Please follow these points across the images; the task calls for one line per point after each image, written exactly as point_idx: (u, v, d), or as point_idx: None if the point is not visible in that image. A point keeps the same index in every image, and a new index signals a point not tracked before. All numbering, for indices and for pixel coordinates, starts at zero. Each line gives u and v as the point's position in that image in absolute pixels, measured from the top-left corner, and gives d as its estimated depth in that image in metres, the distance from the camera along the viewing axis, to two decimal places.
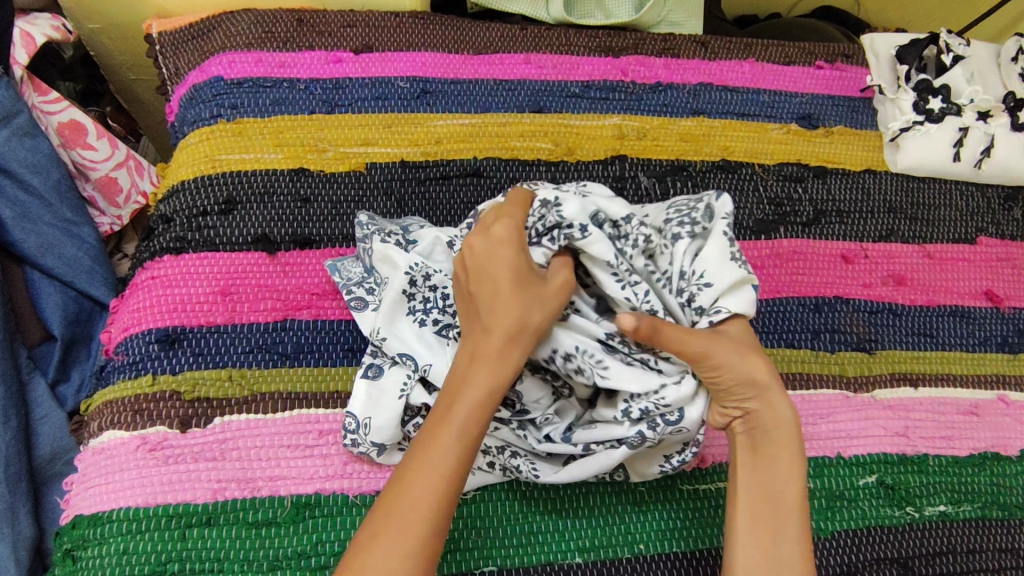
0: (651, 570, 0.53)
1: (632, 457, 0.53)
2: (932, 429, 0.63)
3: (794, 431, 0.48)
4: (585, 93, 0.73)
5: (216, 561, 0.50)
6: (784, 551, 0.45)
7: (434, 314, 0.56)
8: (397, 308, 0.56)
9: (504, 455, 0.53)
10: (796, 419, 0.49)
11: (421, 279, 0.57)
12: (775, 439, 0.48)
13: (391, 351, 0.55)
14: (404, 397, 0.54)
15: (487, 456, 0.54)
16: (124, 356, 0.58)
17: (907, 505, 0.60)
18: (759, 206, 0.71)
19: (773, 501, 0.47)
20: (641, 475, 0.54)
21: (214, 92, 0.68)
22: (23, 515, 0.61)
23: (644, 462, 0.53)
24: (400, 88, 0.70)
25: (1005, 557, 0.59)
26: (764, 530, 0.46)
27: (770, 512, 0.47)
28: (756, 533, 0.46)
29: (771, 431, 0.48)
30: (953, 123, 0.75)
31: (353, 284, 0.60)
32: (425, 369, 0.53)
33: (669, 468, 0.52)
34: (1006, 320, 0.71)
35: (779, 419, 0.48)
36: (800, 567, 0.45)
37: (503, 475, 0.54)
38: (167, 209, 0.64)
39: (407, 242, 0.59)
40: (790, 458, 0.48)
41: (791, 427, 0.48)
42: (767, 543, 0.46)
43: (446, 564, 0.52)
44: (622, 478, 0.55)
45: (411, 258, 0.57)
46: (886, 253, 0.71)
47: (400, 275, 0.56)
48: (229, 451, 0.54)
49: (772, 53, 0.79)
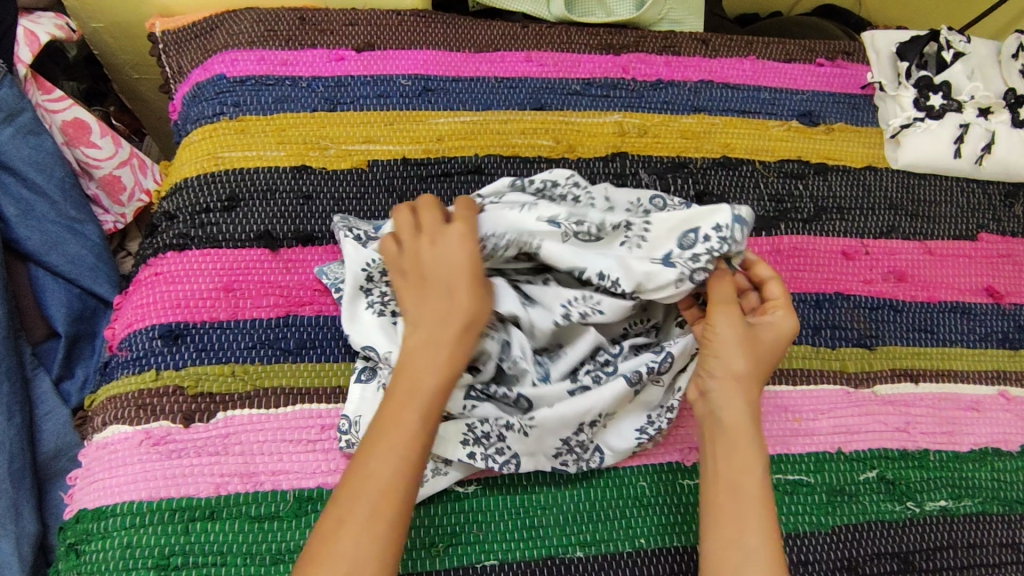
0: (651, 564, 0.53)
1: (603, 429, 0.56)
2: (933, 424, 0.63)
3: (751, 425, 0.48)
4: (586, 91, 0.73)
5: (219, 554, 0.51)
6: (749, 540, 0.44)
7: (391, 306, 0.57)
8: (355, 302, 0.58)
9: (496, 426, 0.53)
10: (754, 414, 0.49)
11: (377, 275, 0.58)
12: (736, 429, 0.48)
13: (357, 346, 0.56)
14: (384, 390, 0.55)
15: (470, 444, 0.53)
16: (127, 352, 0.58)
17: (908, 500, 0.60)
18: (759, 203, 0.71)
19: (735, 493, 0.46)
20: (615, 453, 0.55)
21: (217, 90, 0.68)
22: (27, 511, 0.61)
23: (618, 437, 0.56)
24: (402, 85, 0.70)
25: (1005, 552, 0.59)
26: (725, 523, 0.45)
27: (730, 504, 0.46)
28: (721, 527, 0.45)
29: (724, 425, 0.48)
30: (954, 120, 0.75)
31: (339, 282, 0.60)
32: (386, 358, 0.54)
33: (646, 436, 0.56)
34: (1007, 315, 0.71)
35: (735, 410, 0.48)
36: (767, 562, 0.43)
37: (484, 466, 0.53)
38: (171, 206, 0.64)
39: (372, 236, 0.60)
40: (744, 442, 0.48)
41: (746, 415, 0.48)
42: (728, 535, 0.45)
43: (448, 558, 0.52)
44: (599, 462, 0.55)
45: (369, 253, 0.58)
46: (886, 249, 0.71)
47: (357, 270, 0.58)
48: (232, 445, 0.55)
49: (773, 51, 0.80)
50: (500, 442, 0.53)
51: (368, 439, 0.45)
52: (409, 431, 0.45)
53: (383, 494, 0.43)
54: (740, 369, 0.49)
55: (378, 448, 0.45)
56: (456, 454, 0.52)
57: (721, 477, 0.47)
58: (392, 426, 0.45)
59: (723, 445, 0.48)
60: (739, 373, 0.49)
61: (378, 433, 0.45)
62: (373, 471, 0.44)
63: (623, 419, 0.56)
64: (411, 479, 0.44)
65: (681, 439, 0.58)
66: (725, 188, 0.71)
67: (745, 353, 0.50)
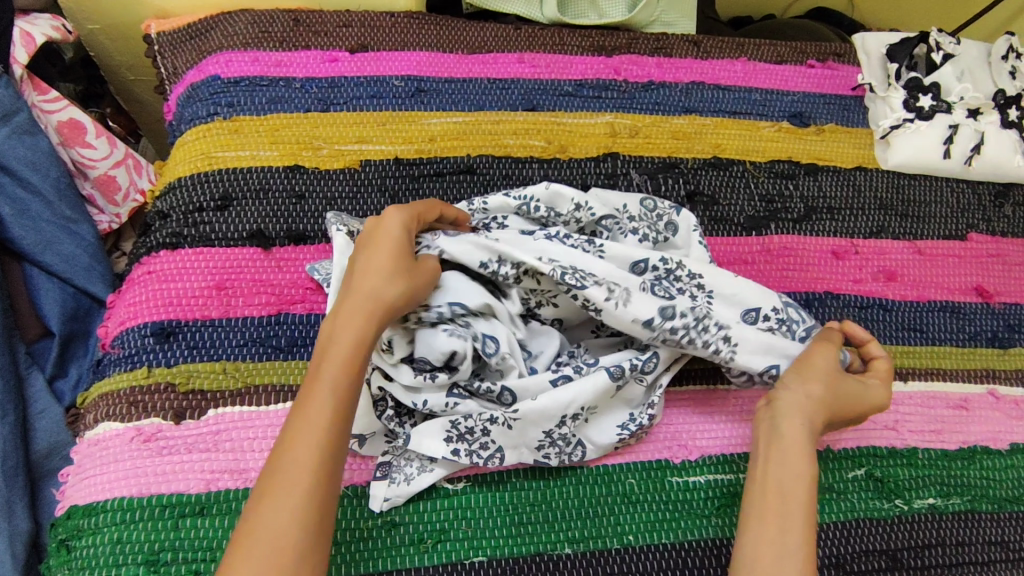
0: (640, 562, 0.54)
1: (588, 424, 0.56)
2: (923, 423, 0.64)
3: (812, 442, 0.50)
4: (578, 92, 0.74)
5: (208, 550, 0.51)
6: (790, 542, 0.45)
7: None
8: (344, 295, 0.57)
9: (480, 421, 0.53)
10: (813, 434, 0.51)
11: None
12: (797, 440, 0.50)
13: None
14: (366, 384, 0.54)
15: (454, 441, 0.53)
16: (119, 350, 0.59)
17: (897, 498, 0.60)
18: (750, 202, 0.71)
19: (782, 495, 0.47)
20: (598, 447, 0.56)
21: (211, 91, 0.69)
22: (20, 509, 0.62)
23: (600, 432, 0.56)
24: (395, 86, 0.71)
25: (994, 550, 0.59)
26: (769, 521, 0.46)
27: (779, 500, 0.47)
28: (762, 522, 0.46)
29: (784, 432, 0.50)
30: (943, 120, 0.76)
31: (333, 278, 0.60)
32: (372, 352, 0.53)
33: (626, 433, 0.56)
34: (996, 315, 0.71)
35: (798, 425, 0.50)
36: (803, 561, 0.44)
37: (469, 463, 0.53)
38: (164, 206, 0.64)
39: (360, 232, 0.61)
40: (801, 455, 0.49)
41: (809, 432, 0.50)
42: (769, 532, 0.45)
43: (437, 555, 0.52)
44: (580, 456, 0.55)
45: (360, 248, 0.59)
46: (876, 249, 0.71)
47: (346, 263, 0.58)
48: (223, 442, 0.55)
49: (764, 52, 0.80)
50: (485, 437, 0.53)
51: (290, 419, 0.46)
52: (319, 412, 0.45)
53: (301, 469, 0.43)
54: (822, 394, 0.52)
55: (294, 430, 0.45)
56: (441, 450, 0.53)
57: (772, 479, 0.48)
58: (306, 408, 0.45)
59: (778, 449, 0.50)
60: (812, 395, 0.52)
61: (294, 417, 0.45)
62: (294, 449, 0.44)
63: (607, 415, 0.57)
64: (325, 464, 0.44)
65: (668, 437, 0.59)
66: (716, 188, 0.71)
67: (825, 386, 0.52)
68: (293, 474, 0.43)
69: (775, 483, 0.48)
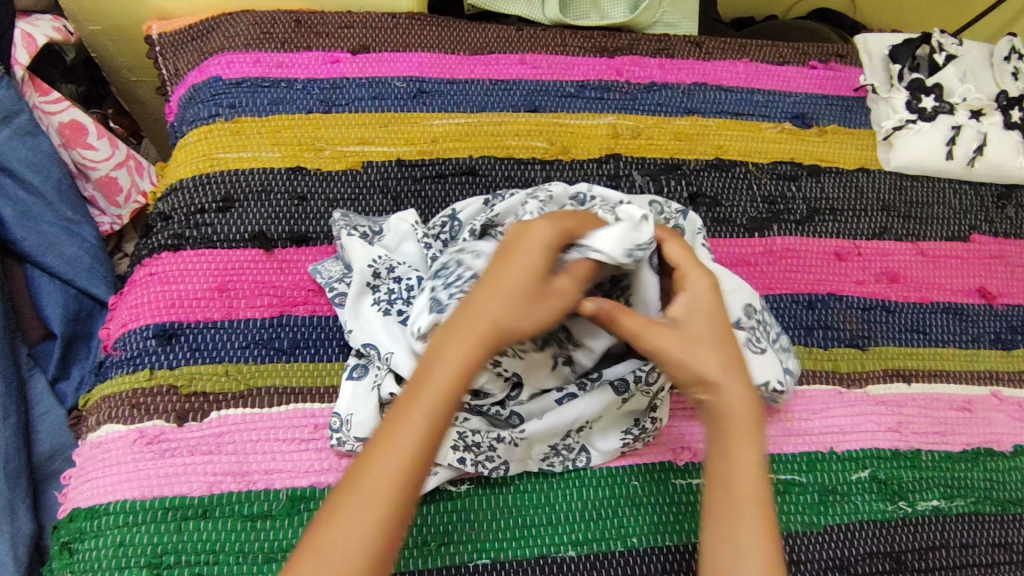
0: (643, 564, 0.53)
1: (592, 431, 0.56)
2: (926, 425, 0.64)
3: (751, 414, 0.44)
4: (580, 93, 0.74)
5: (212, 553, 0.51)
6: (742, 542, 0.40)
7: (398, 305, 0.57)
8: (360, 298, 0.58)
9: (487, 437, 0.54)
10: (753, 403, 0.45)
11: (384, 272, 0.59)
12: (729, 415, 0.44)
13: (355, 343, 0.56)
14: (377, 388, 0.54)
15: (460, 451, 0.53)
16: (121, 352, 0.59)
17: (900, 500, 0.60)
18: (753, 204, 0.71)
19: (728, 489, 0.42)
20: (602, 454, 0.56)
21: (213, 92, 0.69)
22: (22, 512, 0.61)
23: (603, 437, 0.57)
24: (397, 87, 0.71)
25: (998, 552, 0.59)
26: (721, 519, 0.42)
27: (724, 496, 0.42)
28: (716, 521, 0.42)
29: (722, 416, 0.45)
30: (946, 122, 0.76)
31: (335, 281, 0.60)
32: (387, 357, 0.54)
33: (631, 437, 0.56)
34: (999, 316, 0.71)
35: (726, 402, 0.45)
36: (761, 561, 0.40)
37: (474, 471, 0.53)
38: (166, 207, 0.64)
39: (374, 235, 0.62)
40: (738, 436, 0.44)
41: (746, 402, 0.45)
42: (723, 534, 0.41)
43: (440, 557, 0.52)
44: (585, 462, 0.56)
45: (373, 252, 0.60)
46: (879, 250, 0.71)
47: (363, 267, 0.59)
48: (225, 445, 0.55)
49: (766, 53, 0.80)
50: (492, 451, 0.53)
51: (382, 436, 0.41)
52: (410, 441, 0.40)
53: (375, 503, 0.38)
54: (715, 353, 0.46)
55: (378, 452, 0.40)
56: (447, 458, 0.52)
57: (715, 475, 0.43)
58: (397, 430, 0.40)
59: (716, 440, 0.44)
60: (717, 361, 0.45)
61: (383, 436, 0.41)
62: (382, 456, 0.40)
63: (611, 421, 0.57)
64: (402, 501, 0.39)
65: (671, 439, 0.59)
66: (719, 190, 0.71)
67: (703, 343, 0.46)
68: (368, 501, 0.39)
69: (716, 478, 0.43)
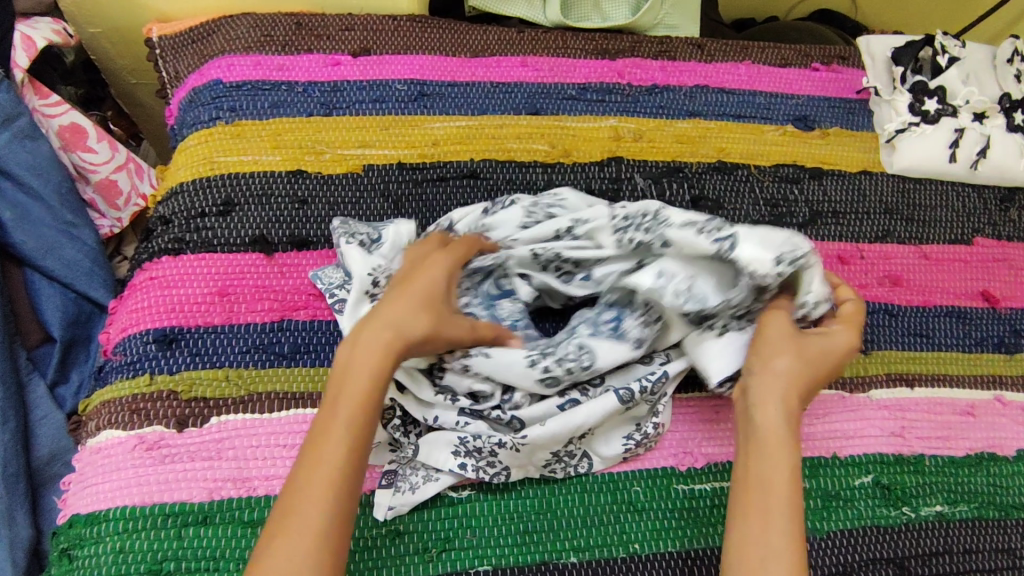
0: (645, 570, 0.53)
1: (593, 437, 0.56)
2: (930, 429, 0.63)
3: (789, 435, 0.48)
4: (582, 95, 0.73)
5: (211, 560, 0.51)
6: (774, 543, 0.44)
7: None
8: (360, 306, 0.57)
9: (489, 442, 0.53)
10: (789, 425, 0.49)
11: (383, 280, 0.58)
12: (774, 429, 0.48)
13: None
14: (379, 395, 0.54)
15: (462, 456, 0.53)
16: (121, 357, 0.58)
17: (903, 505, 0.60)
18: (755, 207, 0.71)
19: (763, 485, 0.46)
20: (604, 459, 0.56)
21: (213, 95, 0.68)
22: (21, 517, 0.61)
23: (605, 443, 0.57)
24: (398, 90, 0.70)
25: (1002, 557, 0.59)
26: (758, 520, 0.45)
27: (759, 498, 0.46)
28: (746, 520, 0.45)
29: (762, 431, 0.49)
30: (949, 124, 0.76)
31: (335, 288, 0.60)
32: None
33: (632, 442, 0.56)
34: (1003, 320, 0.71)
35: (772, 419, 0.48)
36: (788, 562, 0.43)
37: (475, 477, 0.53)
38: (166, 211, 0.64)
39: (371, 242, 0.60)
40: (779, 447, 0.48)
41: (789, 421, 0.49)
42: (751, 533, 0.45)
43: (441, 564, 0.52)
44: (586, 468, 0.56)
45: (371, 260, 0.58)
46: (882, 254, 0.71)
47: (362, 276, 0.57)
48: (225, 450, 0.54)
49: (768, 55, 0.80)
50: (493, 456, 0.53)
51: (304, 455, 0.45)
52: (338, 449, 0.44)
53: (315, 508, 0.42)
54: (791, 367, 0.50)
55: (310, 465, 0.44)
56: (447, 462, 0.53)
57: (751, 478, 0.47)
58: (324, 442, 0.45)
59: (756, 448, 0.48)
60: (782, 372, 0.50)
61: (310, 451, 0.45)
62: (316, 468, 0.44)
63: (612, 426, 0.57)
64: (339, 501, 0.43)
65: (674, 444, 0.59)
66: (721, 193, 0.71)
67: (791, 358, 0.51)
68: (308, 508, 0.42)
69: (752, 481, 0.47)
